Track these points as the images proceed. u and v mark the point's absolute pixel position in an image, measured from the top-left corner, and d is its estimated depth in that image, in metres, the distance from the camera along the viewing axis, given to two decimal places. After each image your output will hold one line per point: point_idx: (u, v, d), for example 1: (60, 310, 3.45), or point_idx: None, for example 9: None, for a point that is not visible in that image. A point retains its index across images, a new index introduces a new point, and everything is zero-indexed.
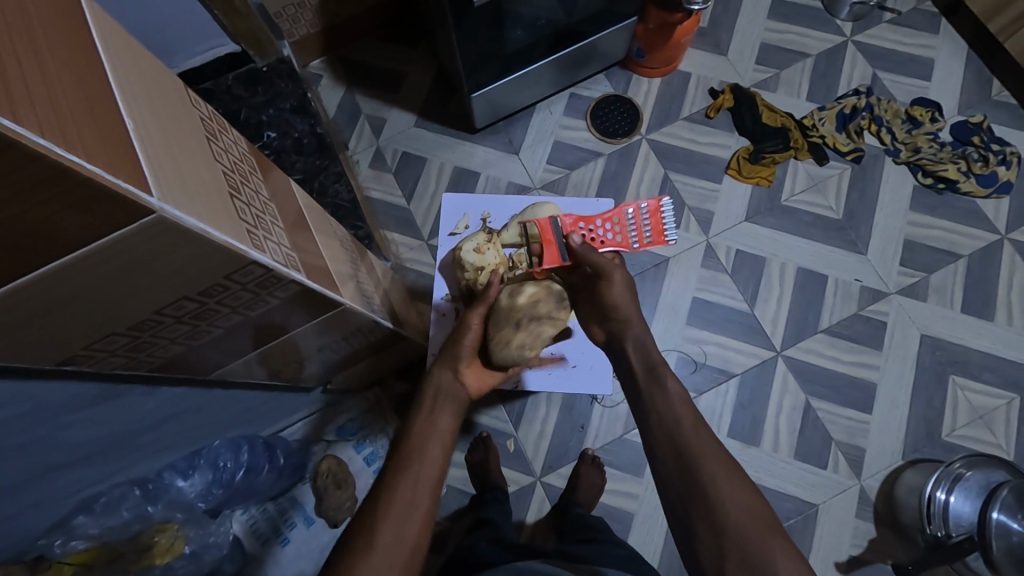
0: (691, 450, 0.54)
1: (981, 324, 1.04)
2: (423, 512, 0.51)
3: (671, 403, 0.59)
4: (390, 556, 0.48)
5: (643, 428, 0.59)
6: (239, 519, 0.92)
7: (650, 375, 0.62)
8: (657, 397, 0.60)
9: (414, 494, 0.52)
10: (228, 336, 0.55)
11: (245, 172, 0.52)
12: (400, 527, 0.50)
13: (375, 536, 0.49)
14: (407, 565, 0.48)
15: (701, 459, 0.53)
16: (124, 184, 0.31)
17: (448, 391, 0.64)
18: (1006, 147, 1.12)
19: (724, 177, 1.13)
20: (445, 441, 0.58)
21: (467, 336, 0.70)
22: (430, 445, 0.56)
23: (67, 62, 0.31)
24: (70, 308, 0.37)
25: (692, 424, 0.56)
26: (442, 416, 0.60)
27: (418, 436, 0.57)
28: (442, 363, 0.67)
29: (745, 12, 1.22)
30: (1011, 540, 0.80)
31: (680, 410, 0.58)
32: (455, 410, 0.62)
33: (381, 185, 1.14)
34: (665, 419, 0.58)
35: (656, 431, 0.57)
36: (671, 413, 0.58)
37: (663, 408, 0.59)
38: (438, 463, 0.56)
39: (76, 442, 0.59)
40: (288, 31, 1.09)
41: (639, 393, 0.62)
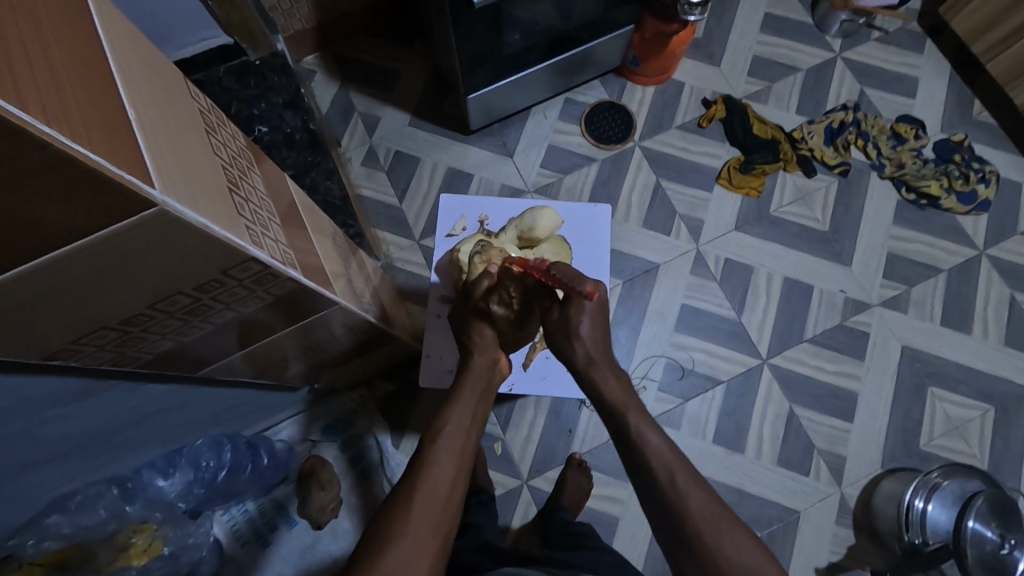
0: (683, 510, 0.51)
1: (959, 337, 1.07)
2: (451, 506, 0.51)
3: (655, 452, 0.54)
4: (422, 546, 0.47)
5: (632, 478, 0.56)
6: (220, 521, 0.90)
7: (621, 421, 0.57)
8: (638, 447, 0.55)
9: (444, 487, 0.51)
10: (217, 333, 0.54)
11: (243, 167, 0.51)
12: (431, 516, 0.49)
13: (405, 526, 0.48)
14: (437, 556, 0.48)
15: (695, 518, 0.51)
16: (127, 175, 0.30)
17: (483, 383, 0.62)
18: (985, 165, 1.15)
19: (714, 186, 1.14)
20: (474, 437, 0.57)
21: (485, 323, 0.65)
22: (461, 439, 0.55)
23: (70, 51, 0.30)
24: (64, 297, 0.36)
25: (681, 475, 0.53)
26: (469, 407, 0.58)
27: (449, 431, 0.55)
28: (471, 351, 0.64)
29: (738, 24, 1.24)
30: (985, 549, 0.83)
31: (665, 461, 0.53)
32: (485, 403, 0.61)
33: (373, 184, 1.13)
34: (651, 476, 0.53)
35: (644, 486, 0.54)
36: (653, 468, 0.53)
37: (644, 459, 0.54)
38: (467, 455, 0.55)
39: (51, 439, 0.57)
40: (282, 24, 1.08)
41: (620, 438, 0.57)
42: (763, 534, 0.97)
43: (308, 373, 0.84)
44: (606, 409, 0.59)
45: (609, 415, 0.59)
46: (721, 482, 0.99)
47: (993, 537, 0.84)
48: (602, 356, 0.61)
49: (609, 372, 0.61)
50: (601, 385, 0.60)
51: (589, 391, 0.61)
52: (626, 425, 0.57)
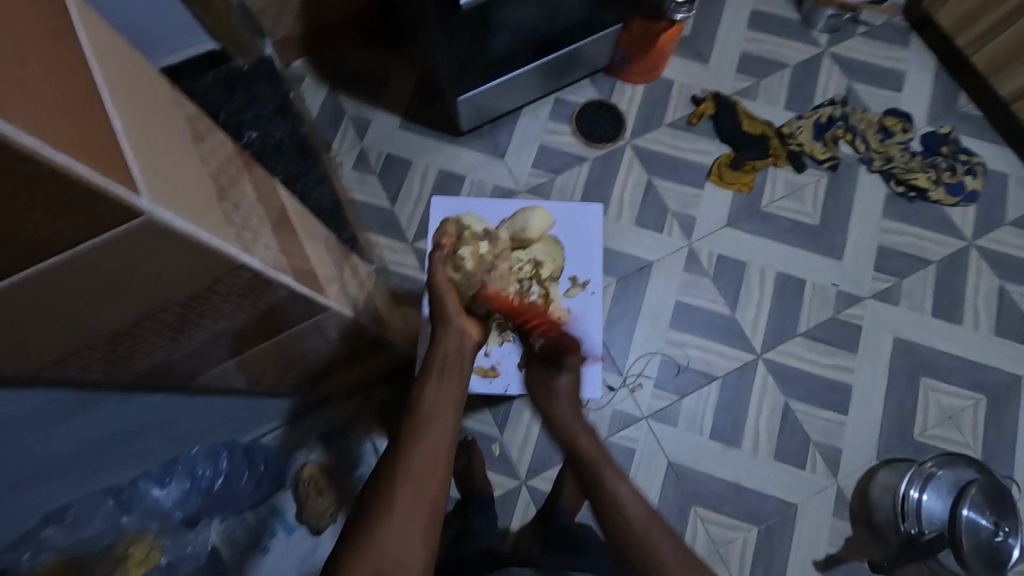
0: (656, 554, 0.55)
1: (950, 328, 1.08)
2: (440, 471, 0.51)
3: (629, 503, 0.59)
4: (413, 516, 0.48)
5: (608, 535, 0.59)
6: (217, 528, 0.88)
7: (600, 477, 0.63)
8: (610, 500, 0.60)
9: (429, 452, 0.52)
10: (209, 345, 0.53)
11: (232, 175, 0.50)
12: (418, 488, 0.49)
13: (395, 493, 0.49)
14: (429, 522, 0.49)
15: (667, 565, 0.54)
16: (115, 185, 0.30)
17: (457, 356, 0.64)
18: (972, 157, 1.17)
19: (705, 182, 1.15)
20: (457, 406, 0.58)
21: (447, 297, 0.70)
22: (442, 406, 0.56)
23: (54, 62, 0.30)
24: (51, 313, 0.36)
25: (649, 522, 0.58)
26: (450, 384, 0.59)
27: (428, 403, 0.56)
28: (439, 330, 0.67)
29: (725, 22, 1.24)
30: (981, 536, 0.84)
31: (638, 512, 0.58)
32: (463, 374, 0.62)
33: (365, 188, 1.13)
34: (626, 525, 0.58)
35: (622, 539, 0.57)
36: (627, 516, 0.58)
37: (620, 511, 0.59)
38: (451, 422, 0.56)
39: (44, 454, 0.57)
40: (270, 29, 1.08)
41: (595, 493, 0.62)
42: (762, 527, 0.98)
43: (303, 379, 0.84)
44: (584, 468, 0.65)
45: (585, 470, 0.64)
46: (719, 477, 1.00)
47: (988, 525, 0.85)
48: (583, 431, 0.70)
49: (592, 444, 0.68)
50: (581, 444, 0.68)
51: (569, 449, 0.68)
52: (604, 482, 0.62)
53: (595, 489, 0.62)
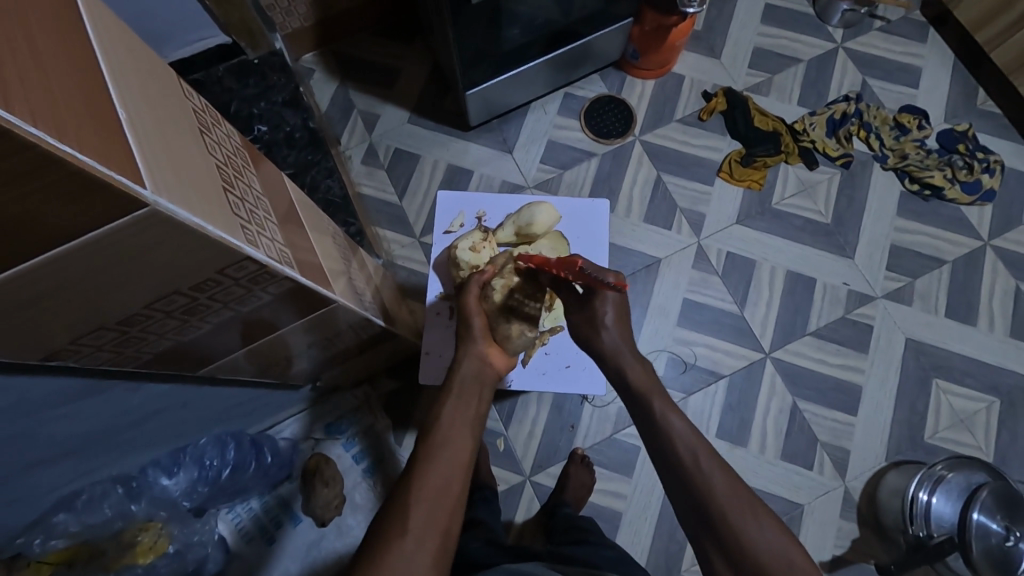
0: (703, 483, 0.52)
1: (964, 329, 1.06)
2: (452, 497, 0.51)
3: (681, 434, 0.55)
4: (422, 540, 0.48)
5: (655, 462, 0.56)
6: (225, 518, 0.90)
7: (647, 404, 0.58)
8: (660, 429, 0.56)
9: (442, 479, 0.51)
10: (218, 332, 0.54)
11: (239, 166, 0.51)
12: (429, 512, 0.49)
13: (408, 520, 0.49)
14: (440, 548, 0.48)
15: (719, 496, 0.51)
16: (118, 175, 0.30)
17: (476, 380, 0.60)
18: (989, 155, 1.14)
19: (715, 179, 1.14)
20: (474, 430, 0.56)
21: (474, 320, 0.65)
22: (456, 430, 0.55)
23: (60, 52, 0.30)
24: (60, 298, 0.36)
25: (698, 450, 0.54)
26: (469, 405, 0.58)
27: (445, 423, 0.56)
28: (462, 350, 0.63)
29: (738, 16, 1.23)
30: (991, 541, 0.82)
31: (688, 440, 0.54)
32: (482, 397, 0.60)
33: (373, 181, 1.13)
34: (674, 455, 0.54)
35: (665, 463, 0.55)
36: (678, 450, 0.54)
37: (667, 441, 0.55)
38: (466, 446, 0.55)
39: (54, 439, 0.57)
40: (280, 23, 1.08)
41: (643, 422, 0.58)
42: None
43: (310, 372, 0.85)
44: (630, 393, 0.60)
45: (634, 396, 0.60)
46: None
47: (998, 529, 0.83)
48: (627, 345, 0.62)
49: (637, 359, 0.61)
50: (625, 366, 0.61)
51: (612, 371, 0.63)
52: (651, 407, 0.58)
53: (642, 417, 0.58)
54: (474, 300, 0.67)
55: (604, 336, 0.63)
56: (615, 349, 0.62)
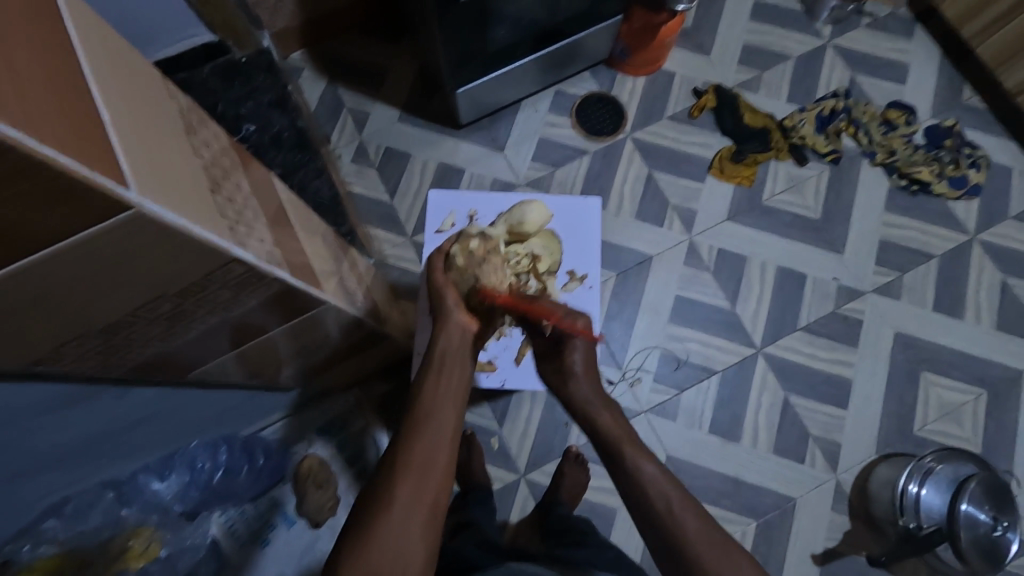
0: (680, 538, 0.52)
1: (952, 322, 1.07)
2: (443, 466, 0.51)
3: (654, 483, 0.55)
4: (411, 512, 0.48)
5: (630, 511, 0.56)
6: (217, 522, 0.88)
7: (620, 456, 0.58)
8: (633, 478, 0.56)
9: (428, 452, 0.52)
10: (206, 336, 0.53)
11: (226, 167, 0.50)
12: (415, 483, 0.49)
13: (395, 491, 0.49)
14: (429, 521, 0.49)
15: (694, 550, 0.51)
16: (102, 177, 0.30)
17: (456, 351, 0.61)
18: (976, 150, 1.16)
19: (706, 176, 1.14)
20: (459, 400, 0.57)
21: (447, 293, 0.66)
22: (442, 401, 0.56)
23: (38, 53, 0.29)
24: (46, 304, 0.36)
25: (673, 502, 0.54)
26: (451, 376, 0.59)
27: (427, 397, 0.56)
28: (439, 325, 0.63)
29: (727, 13, 1.23)
30: (979, 531, 0.84)
31: (659, 488, 0.55)
32: (466, 364, 0.61)
33: (363, 181, 1.12)
34: (649, 508, 0.54)
35: (639, 513, 0.55)
36: (655, 502, 0.54)
37: (643, 493, 0.55)
38: (452, 416, 0.55)
39: (41, 447, 0.57)
40: (267, 21, 1.07)
41: (616, 474, 0.58)
42: (760, 521, 0.98)
43: (301, 374, 0.84)
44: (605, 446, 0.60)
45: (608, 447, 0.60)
46: (717, 470, 1.00)
47: (986, 519, 0.85)
48: (596, 397, 0.64)
49: (607, 411, 0.62)
50: (599, 421, 0.62)
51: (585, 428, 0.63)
52: (622, 459, 0.58)
53: (615, 470, 0.58)
54: (440, 273, 0.68)
55: (578, 388, 0.64)
56: (586, 401, 0.64)
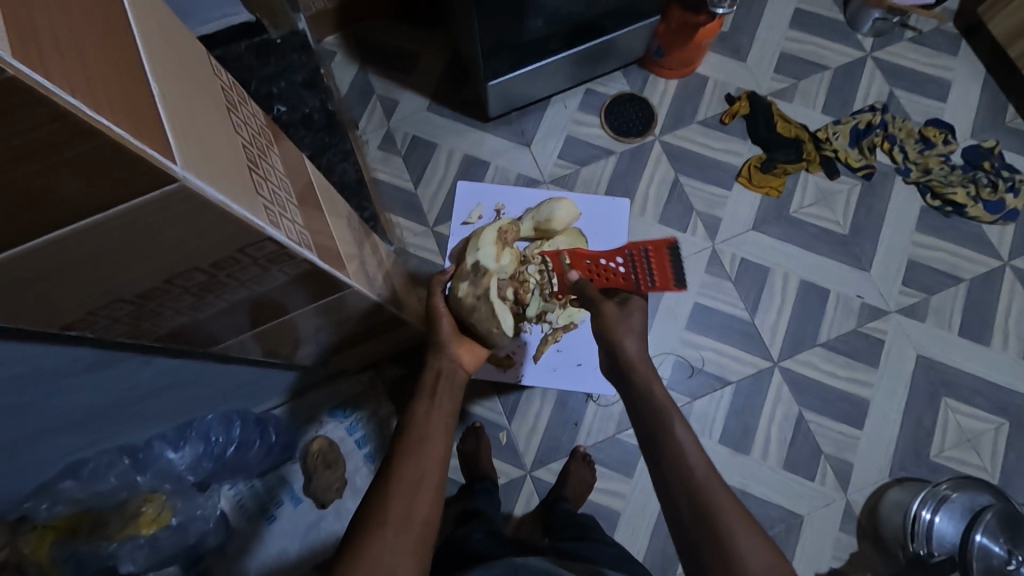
0: (708, 503, 0.52)
1: (977, 348, 1.05)
2: (433, 486, 0.52)
3: (688, 448, 0.56)
4: (403, 530, 0.49)
5: (658, 475, 0.57)
6: (226, 494, 0.90)
7: (659, 415, 0.59)
8: (668, 442, 0.57)
9: (419, 471, 0.52)
10: (232, 310, 0.54)
11: (263, 146, 0.50)
12: (407, 501, 0.50)
13: (388, 508, 0.49)
14: (420, 538, 0.49)
15: (718, 512, 0.51)
16: (148, 150, 0.30)
17: (448, 378, 0.63)
18: (1015, 174, 1.12)
19: (734, 183, 1.12)
20: (449, 422, 0.58)
21: (442, 321, 0.69)
22: (435, 423, 0.57)
23: (95, 20, 0.30)
24: (78, 271, 0.36)
25: (706, 474, 0.54)
26: (443, 399, 0.60)
27: (421, 416, 0.58)
28: (432, 353, 0.66)
29: (766, 19, 1.21)
30: (992, 562, 0.83)
31: (695, 457, 0.55)
32: (455, 393, 0.62)
33: (389, 168, 1.13)
34: (679, 467, 0.55)
35: (671, 477, 0.55)
36: (688, 467, 0.54)
37: (676, 454, 0.56)
38: (445, 438, 0.56)
39: (63, 408, 0.58)
40: (304, 4, 1.08)
41: (649, 436, 0.59)
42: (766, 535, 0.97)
43: (318, 355, 0.85)
44: (647, 408, 0.60)
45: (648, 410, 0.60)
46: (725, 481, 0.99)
47: (1000, 552, 0.83)
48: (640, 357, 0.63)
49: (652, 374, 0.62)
50: (642, 382, 0.62)
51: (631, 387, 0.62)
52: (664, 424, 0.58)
53: (650, 430, 0.58)
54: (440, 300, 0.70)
55: (628, 345, 0.64)
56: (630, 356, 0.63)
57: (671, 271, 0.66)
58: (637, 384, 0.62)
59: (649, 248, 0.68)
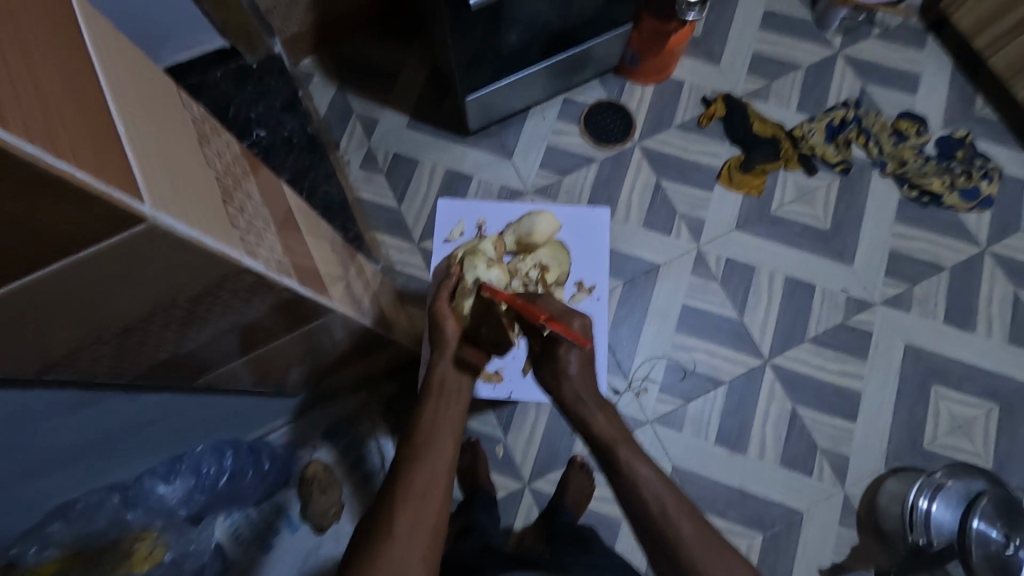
0: (677, 540, 0.52)
1: (963, 335, 1.06)
2: (440, 492, 0.51)
3: (648, 484, 0.55)
4: (412, 537, 0.48)
5: (625, 512, 0.56)
6: (222, 524, 0.89)
7: (613, 456, 0.58)
8: (629, 479, 0.56)
9: (425, 480, 0.51)
10: (215, 342, 0.53)
11: (238, 176, 0.50)
12: (414, 511, 0.49)
13: (393, 523, 0.48)
14: (430, 546, 0.48)
15: (688, 548, 0.51)
16: (116, 192, 0.30)
17: (454, 382, 0.62)
18: (988, 162, 1.15)
19: (715, 185, 1.14)
20: (456, 428, 0.57)
21: (446, 322, 0.67)
22: (443, 430, 0.56)
23: (55, 65, 0.30)
24: (57, 310, 0.36)
25: (673, 503, 0.54)
26: (451, 407, 0.60)
27: (426, 426, 0.57)
28: (436, 356, 0.65)
29: (738, 22, 1.23)
30: (990, 549, 0.82)
31: (656, 491, 0.55)
32: (462, 399, 0.61)
33: (372, 186, 1.13)
34: (644, 511, 0.54)
35: (636, 516, 0.55)
36: (647, 504, 0.54)
37: (637, 494, 0.55)
38: (450, 443, 0.56)
39: (48, 449, 0.57)
40: (279, 27, 1.08)
41: (611, 473, 0.58)
42: (767, 535, 0.97)
43: (308, 379, 0.84)
44: (595, 445, 0.60)
45: (599, 449, 0.60)
46: (723, 482, 0.99)
47: (998, 537, 0.82)
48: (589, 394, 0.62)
49: (599, 409, 0.61)
50: (590, 420, 0.61)
51: (577, 427, 0.62)
52: (615, 459, 0.58)
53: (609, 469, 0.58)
54: (444, 303, 0.70)
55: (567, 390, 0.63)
56: (578, 404, 0.62)
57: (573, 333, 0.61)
58: (583, 428, 0.62)
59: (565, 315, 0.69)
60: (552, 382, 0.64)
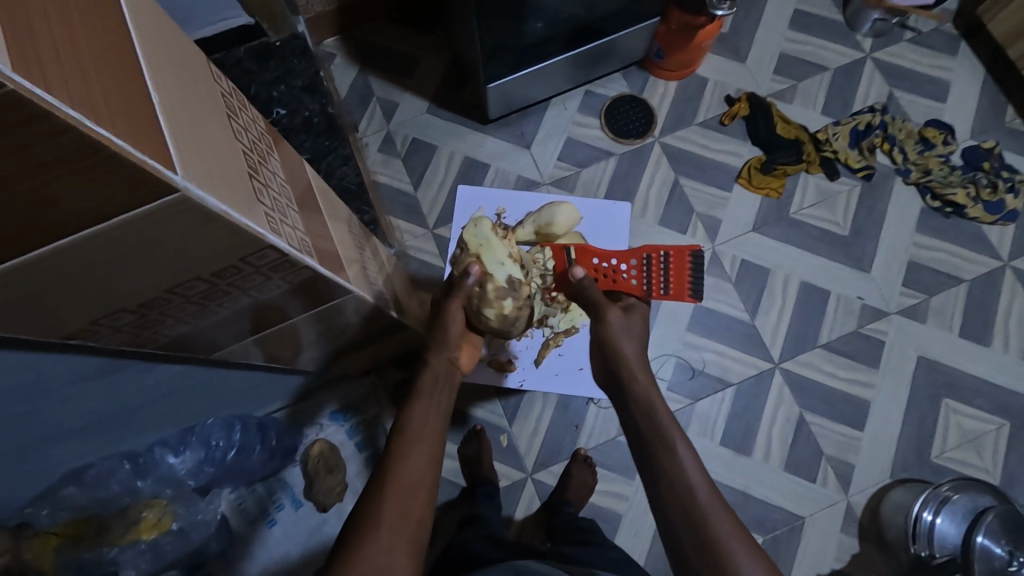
0: (710, 525, 0.51)
1: (978, 348, 1.05)
2: (425, 490, 0.52)
3: (690, 467, 0.55)
4: (398, 531, 0.49)
5: (657, 490, 0.56)
6: (227, 498, 0.91)
7: (660, 433, 0.58)
8: (671, 458, 0.56)
9: (414, 473, 0.52)
10: (230, 319, 0.54)
11: (263, 152, 0.50)
12: (400, 504, 0.50)
13: (381, 511, 0.49)
14: (413, 539, 0.49)
15: (719, 535, 0.51)
16: (150, 161, 0.30)
17: (443, 381, 0.62)
18: (1016, 175, 1.12)
19: (734, 185, 1.12)
20: (442, 423, 0.58)
21: (452, 324, 0.65)
22: (426, 425, 0.56)
23: (93, 29, 0.30)
24: (73, 287, 0.37)
25: (707, 490, 0.54)
26: (439, 401, 0.59)
27: (415, 424, 0.56)
28: (429, 351, 0.64)
29: (766, 20, 1.21)
30: (993, 564, 0.85)
31: (697, 475, 0.54)
32: (449, 397, 0.61)
33: (389, 170, 1.13)
34: (683, 490, 0.54)
35: (670, 495, 0.54)
36: (686, 483, 0.54)
37: (685, 491, 0.54)
38: (437, 441, 0.56)
39: (65, 416, 0.58)
40: (303, 6, 1.07)
41: (648, 454, 0.57)
42: (767, 537, 0.97)
43: (320, 359, 0.85)
44: (640, 419, 0.59)
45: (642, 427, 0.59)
46: (726, 483, 0.99)
47: (1002, 553, 0.85)
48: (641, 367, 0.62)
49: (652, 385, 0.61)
50: (642, 397, 0.61)
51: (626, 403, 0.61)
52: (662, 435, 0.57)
53: (648, 449, 0.57)
54: (457, 304, 0.65)
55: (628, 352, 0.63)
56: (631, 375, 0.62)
57: (687, 281, 0.67)
58: (634, 404, 0.61)
59: (669, 252, 0.68)
60: (620, 346, 0.63)
